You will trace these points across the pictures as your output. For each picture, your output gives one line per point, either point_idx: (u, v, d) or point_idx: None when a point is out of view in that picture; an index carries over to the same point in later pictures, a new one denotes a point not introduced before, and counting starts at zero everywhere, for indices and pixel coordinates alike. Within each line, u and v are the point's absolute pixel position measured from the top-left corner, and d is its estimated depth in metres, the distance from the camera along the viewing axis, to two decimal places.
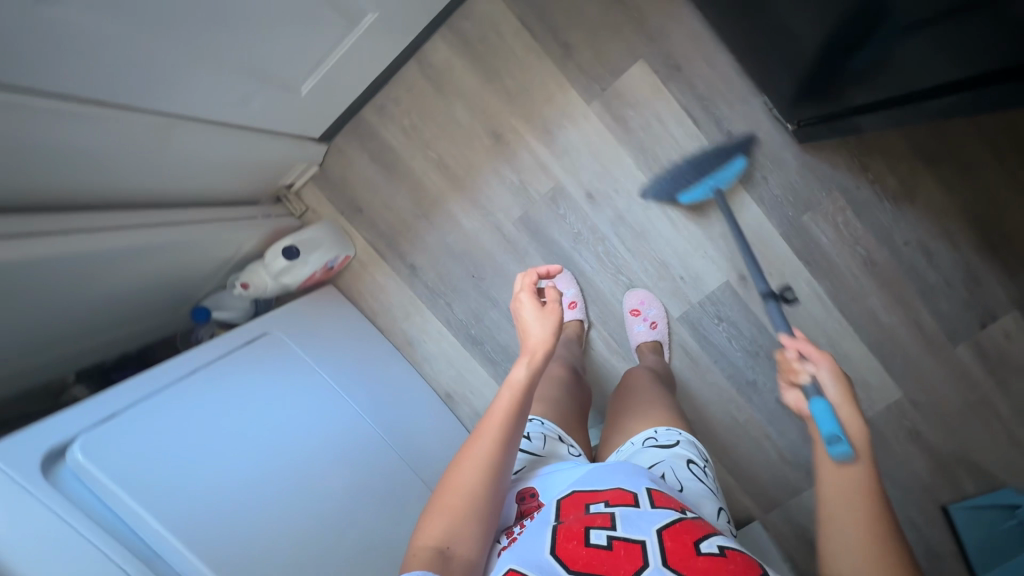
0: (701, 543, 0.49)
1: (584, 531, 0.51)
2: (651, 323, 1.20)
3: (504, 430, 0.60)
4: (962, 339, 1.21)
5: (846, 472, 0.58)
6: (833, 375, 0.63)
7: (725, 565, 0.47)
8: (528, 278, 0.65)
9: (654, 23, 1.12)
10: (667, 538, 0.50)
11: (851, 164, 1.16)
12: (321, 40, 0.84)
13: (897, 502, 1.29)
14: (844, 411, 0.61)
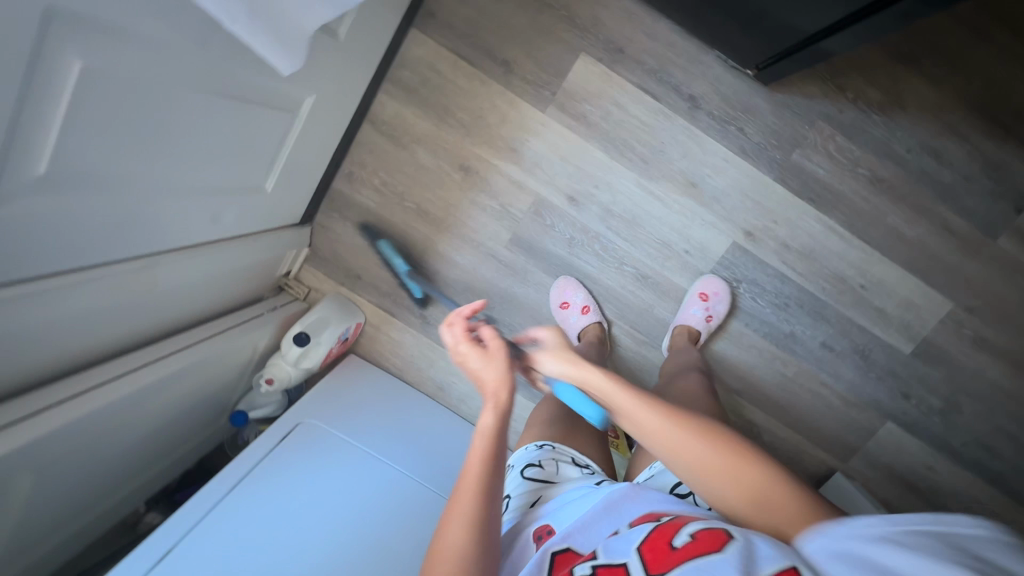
0: (676, 539, 0.51)
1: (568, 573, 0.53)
2: (705, 316, 1.17)
3: (484, 480, 0.60)
4: (1000, 229, 1.13)
5: (632, 418, 0.66)
6: (549, 363, 0.69)
7: (695, 547, 0.49)
8: (459, 323, 0.65)
9: (584, 12, 1.09)
10: (646, 551, 0.52)
11: (829, 88, 1.10)
12: (268, 138, 0.86)
13: (978, 412, 1.23)
14: (588, 378, 0.68)
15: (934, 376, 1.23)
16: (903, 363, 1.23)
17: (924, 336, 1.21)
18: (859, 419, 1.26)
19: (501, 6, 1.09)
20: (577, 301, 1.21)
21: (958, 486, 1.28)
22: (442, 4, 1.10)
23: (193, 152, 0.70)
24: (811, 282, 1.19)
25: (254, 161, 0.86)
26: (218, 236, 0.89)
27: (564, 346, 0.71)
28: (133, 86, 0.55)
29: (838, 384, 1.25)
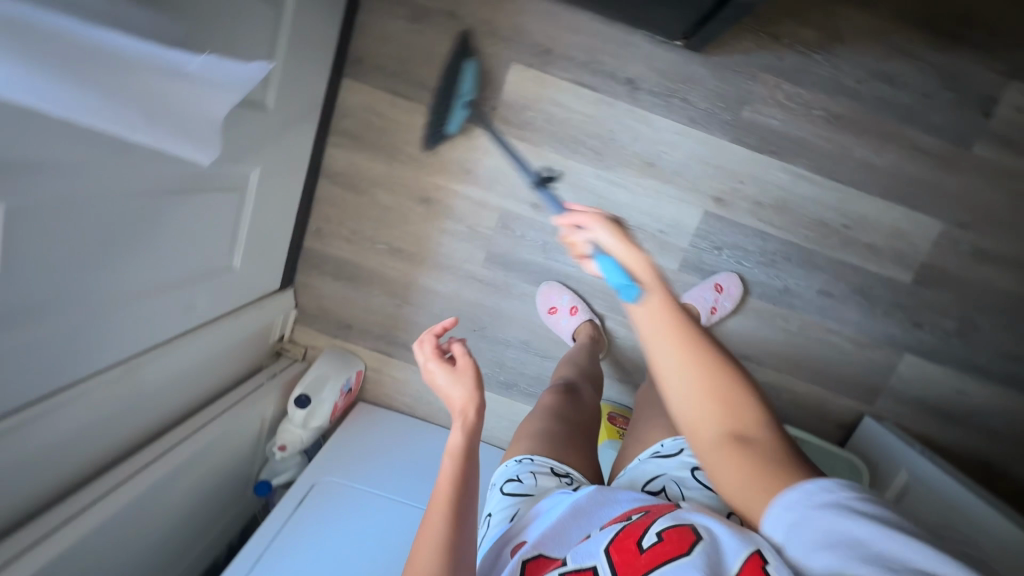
0: (644, 539, 0.52)
1: None
2: (713, 306, 1.16)
3: (454, 503, 0.60)
4: (973, 138, 1.10)
5: (656, 320, 0.48)
6: (607, 229, 0.53)
7: (663, 548, 0.50)
8: (428, 345, 0.62)
9: (504, 23, 1.09)
10: (615, 553, 0.53)
11: (764, 39, 1.08)
12: (224, 220, 0.88)
13: (995, 325, 1.19)
14: (630, 259, 0.50)
15: (942, 299, 1.19)
16: (907, 292, 1.19)
17: (922, 261, 1.17)
18: (875, 358, 1.23)
19: (422, 36, 1.10)
20: (564, 304, 1.20)
21: (994, 403, 1.24)
22: (366, 48, 1.11)
23: (149, 253, 0.73)
24: (792, 233, 1.17)
25: (214, 244, 0.88)
26: (197, 321, 0.92)
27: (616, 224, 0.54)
28: (62, 209, 0.57)
29: (844, 328, 1.22)
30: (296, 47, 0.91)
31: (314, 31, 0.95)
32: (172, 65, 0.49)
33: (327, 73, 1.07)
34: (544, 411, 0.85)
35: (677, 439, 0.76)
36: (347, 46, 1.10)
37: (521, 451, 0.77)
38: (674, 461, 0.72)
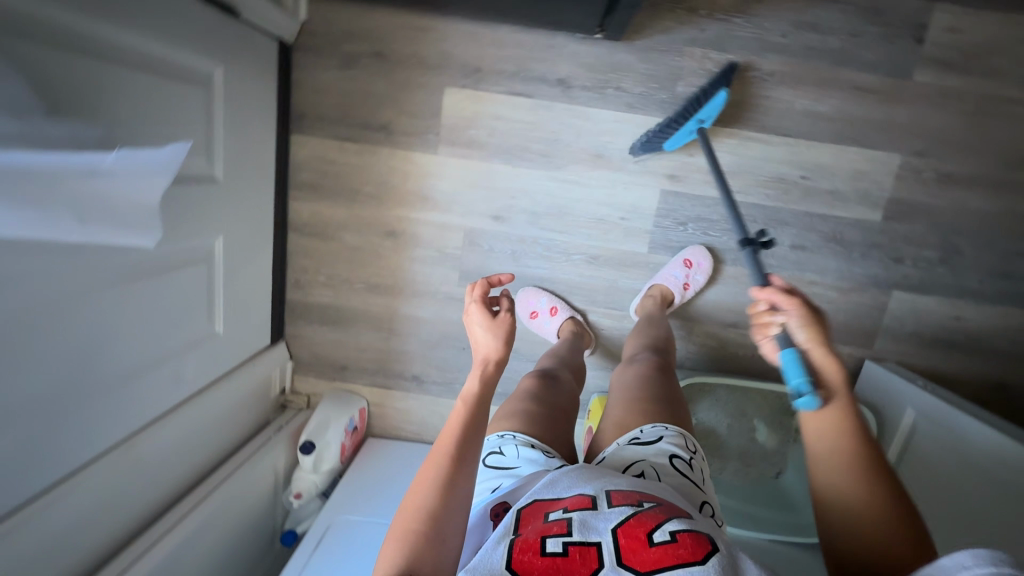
0: (654, 533, 0.57)
1: (539, 541, 0.58)
2: (685, 282, 1.19)
3: (460, 440, 0.69)
4: (911, 66, 1.10)
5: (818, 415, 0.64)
6: (801, 317, 0.66)
7: (674, 549, 0.54)
8: (479, 283, 0.79)
9: (431, 51, 1.13)
10: (621, 537, 0.57)
11: (682, 15, 1.10)
12: (195, 292, 0.93)
13: (976, 245, 1.18)
14: (819, 357, 0.65)
15: (917, 230, 1.18)
16: (881, 231, 1.18)
17: (889, 197, 1.16)
18: (862, 301, 1.22)
19: (357, 80, 1.14)
20: (542, 307, 1.22)
21: (995, 324, 1.22)
22: (306, 102, 1.16)
23: (124, 339, 0.77)
24: (752, 195, 1.18)
25: (189, 317, 0.93)
26: (190, 391, 0.97)
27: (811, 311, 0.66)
28: (28, 312, 0.61)
29: (826, 277, 1.21)
30: (233, 117, 0.95)
31: (249, 98, 1.00)
32: (91, 166, 0.54)
33: (274, 133, 1.12)
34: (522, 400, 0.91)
35: (653, 426, 0.80)
36: (288, 104, 1.15)
37: (501, 430, 0.84)
38: (651, 447, 0.74)
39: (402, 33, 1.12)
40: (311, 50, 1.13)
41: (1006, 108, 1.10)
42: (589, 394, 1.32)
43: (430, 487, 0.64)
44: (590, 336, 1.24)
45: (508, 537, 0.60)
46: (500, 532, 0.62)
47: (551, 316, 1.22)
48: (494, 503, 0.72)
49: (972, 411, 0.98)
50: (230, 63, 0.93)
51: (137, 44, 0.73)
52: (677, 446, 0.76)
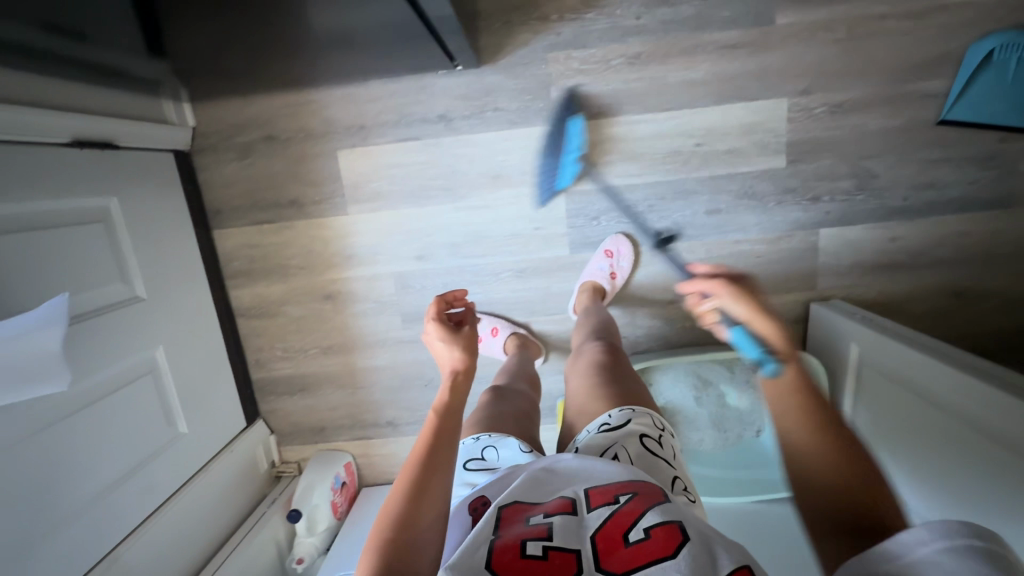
0: (631, 534, 0.53)
1: (519, 544, 0.52)
2: (611, 272, 1.22)
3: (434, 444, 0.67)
4: (771, 11, 1.10)
5: (777, 389, 0.63)
6: (730, 294, 0.66)
7: (650, 546, 0.51)
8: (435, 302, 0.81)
9: (314, 122, 1.18)
10: (599, 541, 0.53)
11: (536, 25, 1.12)
12: (148, 405, 1.01)
13: (888, 164, 1.17)
14: (759, 325, 0.65)
15: (826, 165, 1.17)
16: (790, 175, 1.18)
17: (788, 141, 1.16)
18: (792, 247, 1.23)
19: (257, 166, 1.21)
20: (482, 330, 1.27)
21: (932, 235, 1.20)
22: (218, 199, 1.23)
23: (82, 465, 0.85)
24: (654, 174, 1.19)
25: (147, 428, 1.00)
26: (165, 494, 1.04)
27: (735, 281, 0.67)
28: None
29: (748, 233, 1.22)
30: (141, 238, 1.03)
31: (155, 214, 1.08)
32: None
33: (193, 236, 1.19)
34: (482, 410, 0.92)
35: (621, 409, 0.79)
36: (202, 204, 1.23)
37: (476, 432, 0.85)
38: (622, 429, 0.73)
39: (285, 113, 1.18)
40: (208, 150, 1.20)
41: (879, 24, 1.09)
42: (556, 398, 1.35)
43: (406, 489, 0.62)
44: (538, 345, 1.28)
45: (487, 537, 0.54)
46: (475, 531, 0.56)
47: (495, 336, 1.26)
48: (472, 500, 0.67)
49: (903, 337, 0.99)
50: (125, 191, 1.01)
51: (25, 212, 0.81)
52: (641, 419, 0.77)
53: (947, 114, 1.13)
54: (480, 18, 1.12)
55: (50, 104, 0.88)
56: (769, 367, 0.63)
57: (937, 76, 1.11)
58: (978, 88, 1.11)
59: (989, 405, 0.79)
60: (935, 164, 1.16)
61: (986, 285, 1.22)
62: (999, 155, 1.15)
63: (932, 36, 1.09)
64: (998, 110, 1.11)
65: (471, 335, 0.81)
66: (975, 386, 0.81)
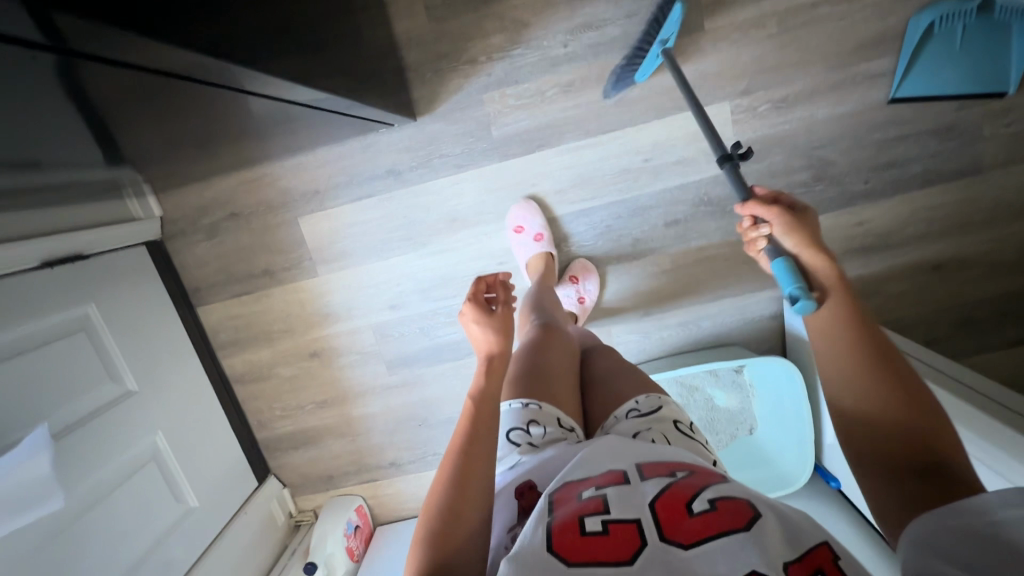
0: (694, 504, 0.47)
1: (577, 521, 0.47)
2: (579, 297, 1.23)
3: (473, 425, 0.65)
4: (698, 17, 1.08)
5: (819, 324, 0.63)
6: (782, 224, 0.69)
7: (719, 516, 0.45)
8: (480, 281, 0.79)
9: (272, 193, 1.23)
10: (660, 509, 0.47)
11: (466, 68, 1.13)
12: (155, 487, 1.08)
13: (842, 150, 1.15)
14: (808, 257, 0.67)
15: (779, 160, 1.16)
16: (744, 176, 1.17)
17: (735, 142, 1.15)
18: None
19: (227, 242, 1.26)
20: (532, 227, 1.19)
21: (900, 214, 1.18)
22: (197, 277, 1.29)
23: (103, 556, 0.93)
24: (606, 195, 1.20)
25: (157, 509, 1.07)
26: (185, 567, 1.10)
27: (791, 213, 0.69)
28: None
29: (711, 238, 1.21)
30: (124, 333, 1.10)
31: (135, 308, 1.15)
32: None
33: (177, 319, 1.26)
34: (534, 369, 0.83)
35: (648, 396, 0.77)
36: (182, 286, 1.29)
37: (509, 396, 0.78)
38: (656, 415, 0.71)
39: (242, 189, 1.23)
40: (179, 235, 1.26)
41: (811, 13, 1.07)
42: None
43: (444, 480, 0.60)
44: None
45: (542, 519, 0.49)
46: (529, 516, 0.50)
47: (533, 241, 1.20)
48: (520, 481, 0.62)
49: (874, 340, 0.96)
50: (101, 295, 1.07)
51: (20, 334, 0.89)
52: (668, 408, 0.75)
53: (896, 93, 1.10)
54: (412, 70, 1.14)
55: (18, 236, 0.94)
56: (806, 303, 0.63)
57: (880, 55, 1.08)
58: (929, 59, 1.06)
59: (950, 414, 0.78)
60: (890, 143, 1.14)
61: (963, 255, 1.19)
62: (958, 124, 1.12)
63: (866, 17, 1.07)
64: (952, 81, 1.07)
65: (505, 319, 0.77)
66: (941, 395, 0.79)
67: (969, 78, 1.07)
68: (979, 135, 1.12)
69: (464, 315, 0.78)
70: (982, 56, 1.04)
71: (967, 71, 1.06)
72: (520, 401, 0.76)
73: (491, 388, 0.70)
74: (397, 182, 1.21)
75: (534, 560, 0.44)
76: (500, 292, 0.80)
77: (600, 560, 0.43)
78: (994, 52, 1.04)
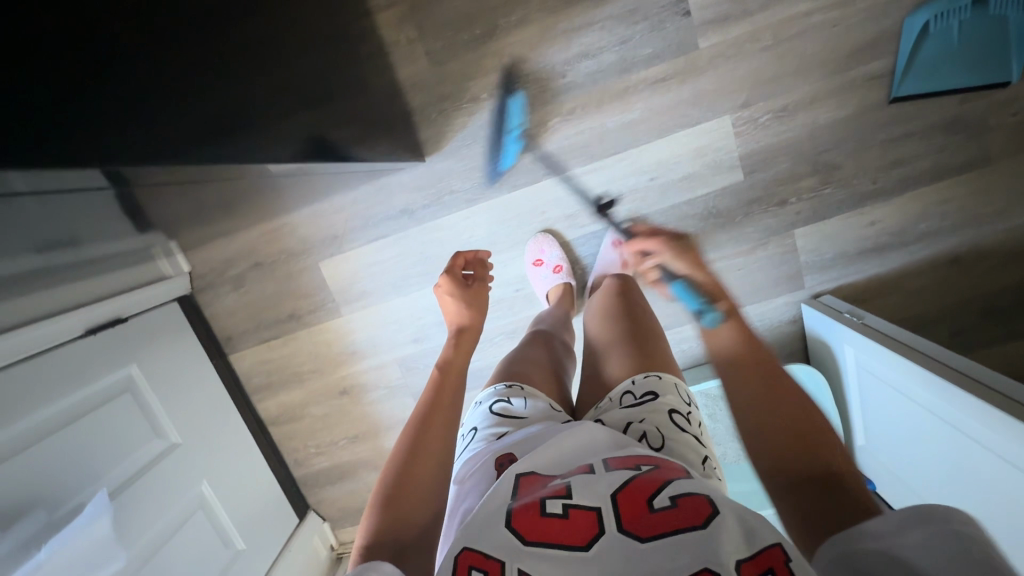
0: (656, 497, 0.47)
1: (538, 503, 0.49)
2: None
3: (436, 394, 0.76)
4: (692, 37, 1.10)
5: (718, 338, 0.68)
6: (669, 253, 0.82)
7: (678, 512, 0.45)
8: (455, 260, 0.96)
9: (292, 240, 1.27)
10: (621, 500, 0.48)
11: (470, 106, 1.17)
12: (204, 538, 1.12)
13: (847, 152, 1.15)
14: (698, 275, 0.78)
15: (784, 168, 1.17)
16: (750, 186, 1.18)
17: (739, 155, 1.16)
18: (770, 253, 1.22)
19: (253, 291, 1.31)
20: (551, 258, 1.22)
21: (911, 210, 1.18)
22: (227, 326, 1.34)
23: None
24: (615, 217, 1.22)
25: (207, 557, 1.12)
26: None
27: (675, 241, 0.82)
28: None
29: (723, 249, 1.23)
30: (162, 389, 1.14)
31: (172, 364, 1.19)
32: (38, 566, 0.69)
33: (212, 369, 1.31)
34: (520, 359, 0.94)
35: (647, 375, 0.76)
36: (214, 336, 1.34)
37: (498, 382, 0.87)
38: (648, 404, 0.70)
39: (264, 240, 1.28)
40: (208, 287, 1.32)
41: (804, 22, 1.08)
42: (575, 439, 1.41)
43: (405, 441, 0.68)
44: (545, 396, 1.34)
45: (505, 501, 0.51)
46: (494, 493, 0.53)
47: (552, 271, 1.22)
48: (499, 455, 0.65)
49: (898, 341, 0.96)
50: (140, 355, 1.12)
51: (72, 400, 0.95)
52: (669, 396, 0.73)
53: (898, 92, 1.10)
54: (417, 114, 1.18)
55: (64, 308, 1.01)
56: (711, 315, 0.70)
57: (877, 57, 1.09)
58: (929, 56, 1.07)
59: (962, 410, 0.79)
60: (895, 141, 1.14)
61: (980, 246, 1.19)
62: (963, 117, 1.12)
63: (860, 21, 1.08)
64: (953, 75, 1.08)
65: (477, 294, 0.96)
66: (949, 390, 0.81)
67: (971, 72, 1.07)
68: (986, 126, 1.12)
69: (439, 286, 0.96)
70: (982, 48, 1.04)
71: (967, 64, 1.06)
72: (502, 385, 0.85)
73: (456, 360, 0.83)
74: (410, 221, 1.24)
75: (490, 531, 0.47)
76: (477, 269, 1.00)
77: (552, 541, 0.46)
78: (994, 44, 1.04)
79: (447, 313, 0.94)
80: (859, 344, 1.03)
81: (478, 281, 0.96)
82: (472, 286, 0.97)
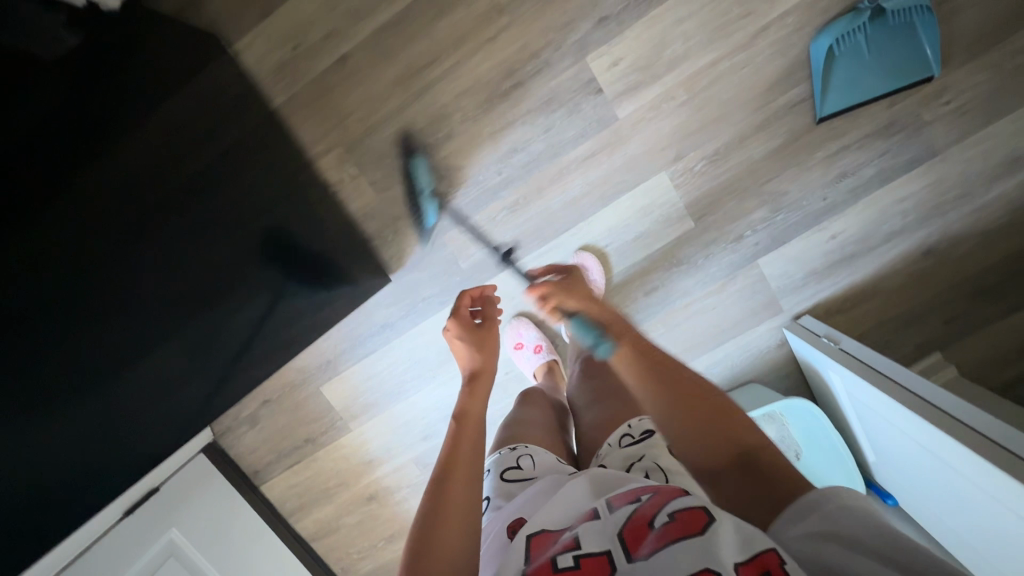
0: (656, 520, 0.46)
1: (549, 560, 0.46)
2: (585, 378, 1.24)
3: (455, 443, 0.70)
4: (610, 110, 1.14)
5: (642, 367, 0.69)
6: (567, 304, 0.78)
7: (678, 527, 0.44)
8: (466, 296, 0.91)
9: (291, 373, 1.36)
10: (629, 537, 0.46)
11: (421, 218, 1.24)
12: None
13: (789, 177, 1.17)
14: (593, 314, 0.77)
15: (733, 205, 1.19)
16: (703, 230, 1.21)
17: (684, 205, 1.19)
18: (739, 288, 1.24)
19: (268, 425, 1.40)
20: (530, 340, 1.28)
21: (869, 216, 1.18)
22: (252, 461, 1.43)
23: None
24: None
25: None
26: None
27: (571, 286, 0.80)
28: None
29: (692, 293, 1.25)
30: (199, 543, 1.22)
31: (205, 514, 1.28)
32: None
33: (246, 504, 1.40)
34: (517, 423, 0.93)
35: (641, 417, 0.75)
36: (242, 472, 1.43)
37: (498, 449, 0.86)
38: (644, 440, 0.68)
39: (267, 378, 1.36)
40: (227, 430, 1.41)
41: (714, 71, 1.11)
42: None
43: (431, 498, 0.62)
44: None
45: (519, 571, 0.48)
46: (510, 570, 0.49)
47: (534, 351, 1.27)
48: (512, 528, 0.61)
49: (876, 375, 0.95)
50: (174, 518, 1.20)
51: None
52: None
53: (822, 111, 1.11)
54: (375, 238, 1.25)
55: None
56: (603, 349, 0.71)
57: (794, 85, 1.11)
58: (842, 72, 1.07)
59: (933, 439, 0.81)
60: (834, 156, 1.15)
61: (949, 234, 1.18)
62: (895, 119, 1.13)
63: (767, 58, 1.10)
64: (871, 85, 1.08)
65: (490, 335, 0.89)
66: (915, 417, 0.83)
67: (889, 77, 1.07)
68: (921, 122, 1.12)
69: (449, 329, 0.90)
70: (891, 57, 1.06)
71: (882, 74, 1.07)
72: (505, 448, 0.85)
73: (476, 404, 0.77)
74: (393, 333, 1.32)
75: None
76: (485, 309, 0.93)
77: None
78: (902, 50, 1.05)
79: (459, 358, 0.88)
80: (837, 361, 1.04)
81: (488, 320, 0.90)
82: (484, 326, 0.91)
